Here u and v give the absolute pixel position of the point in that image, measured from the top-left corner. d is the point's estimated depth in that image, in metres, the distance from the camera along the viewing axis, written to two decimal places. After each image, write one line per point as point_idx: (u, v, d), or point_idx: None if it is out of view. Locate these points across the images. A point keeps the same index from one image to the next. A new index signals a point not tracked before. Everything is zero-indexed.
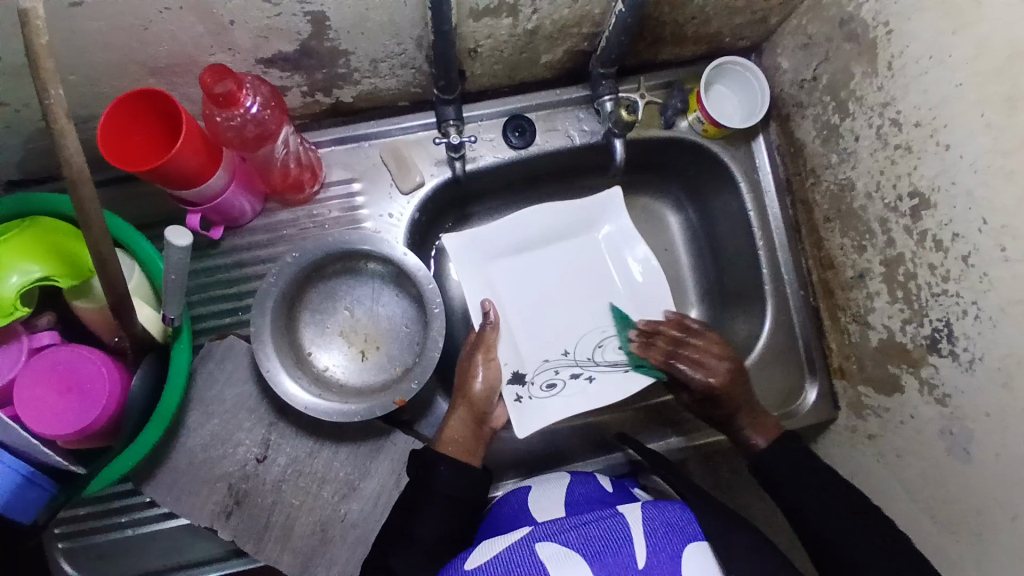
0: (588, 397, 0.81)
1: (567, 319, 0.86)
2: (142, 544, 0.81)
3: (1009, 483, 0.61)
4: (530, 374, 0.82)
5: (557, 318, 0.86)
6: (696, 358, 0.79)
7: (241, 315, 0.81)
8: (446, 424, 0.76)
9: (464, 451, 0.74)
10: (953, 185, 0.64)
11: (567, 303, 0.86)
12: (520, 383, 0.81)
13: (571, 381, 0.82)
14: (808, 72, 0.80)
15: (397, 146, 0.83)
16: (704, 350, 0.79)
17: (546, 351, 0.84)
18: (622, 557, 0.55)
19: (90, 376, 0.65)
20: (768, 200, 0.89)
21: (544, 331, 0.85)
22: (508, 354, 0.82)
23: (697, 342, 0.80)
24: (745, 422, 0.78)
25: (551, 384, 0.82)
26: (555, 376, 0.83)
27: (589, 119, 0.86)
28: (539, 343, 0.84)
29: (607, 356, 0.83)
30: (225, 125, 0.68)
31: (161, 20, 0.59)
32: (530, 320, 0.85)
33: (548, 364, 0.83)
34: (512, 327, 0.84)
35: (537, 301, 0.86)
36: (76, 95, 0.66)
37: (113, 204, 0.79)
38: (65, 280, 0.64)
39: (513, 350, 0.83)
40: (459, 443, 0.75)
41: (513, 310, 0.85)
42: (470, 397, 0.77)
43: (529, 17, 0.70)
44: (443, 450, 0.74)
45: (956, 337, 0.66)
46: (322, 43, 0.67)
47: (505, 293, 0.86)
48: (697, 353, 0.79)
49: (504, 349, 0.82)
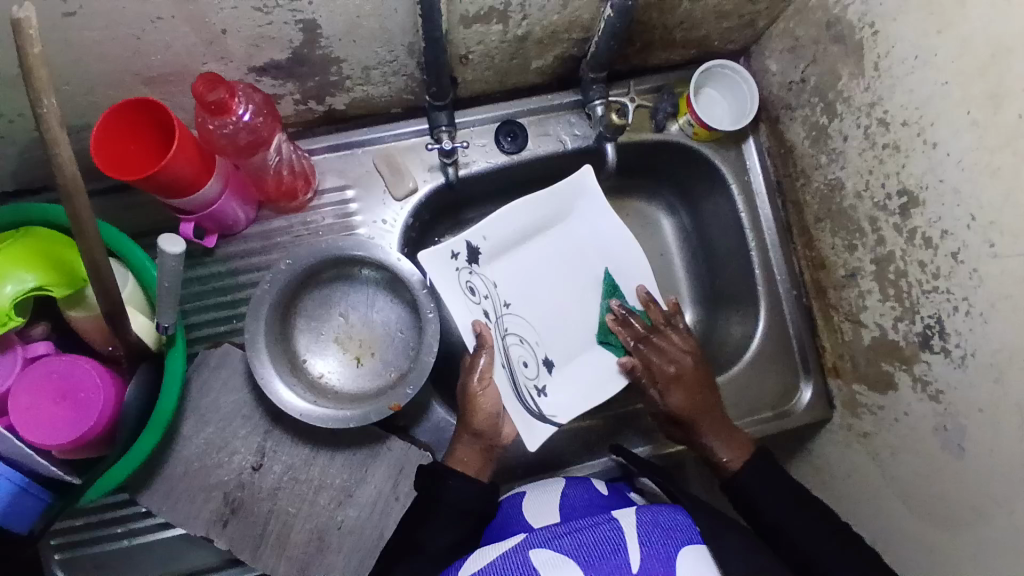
0: (464, 308, 0.79)
1: (537, 313, 0.83)
2: (139, 554, 0.80)
3: (1001, 479, 0.62)
4: (480, 270, 0.81)
5: (531, 308, 0.83)
6: (662, 347, 0.82)
7: (236, 323, 0.81)
8: (455, 441, 0.78)
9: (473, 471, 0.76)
10: (941, 182, 0.65)
11: (553, 319, 0.84)
12: (470, 249, 0.81)
13: (481, 311, 0.79)
14: (796, 74, 0.81)
15: (390, 153, 0.84)
16: (676, 346, 0.82)
17: (504, 284, 0.83)
18: (618, 561, 0.55)
19: (84, 384, 0.65)
20: (759, 202, 0.90)
21: (518, 278, 0.83)
22: (495, 239, 0.82)
23: (675, 335, 0.83)
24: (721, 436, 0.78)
25: (476, 286, 0.80)
26: (484, 292, 0.81)
27: (581, 123, 0.87)
28: (514, 270, 0.84)
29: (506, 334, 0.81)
30: (219, 132, 0.68)
31: (153, 30, 0.59)
32: (531, 271, 0.84)
33: (493, 289, 0.82)
34: (535, 238, 0.85)
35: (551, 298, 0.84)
36: (70, 105, 0.66)
37: (108, 214, 0.79)
38: (58, 289, 0.64)
39: (496, 246, 0.82)
40: (468, 462, 0.76)
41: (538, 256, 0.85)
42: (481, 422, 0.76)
43: (519, 23, 0.71)
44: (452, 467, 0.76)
45: (947, 334, 0.66)
46: (314, 52, 0.67)
47: (558, 235, 0.86)
48: (667, 347, 0.82)
49: (495, 232, 0.82)
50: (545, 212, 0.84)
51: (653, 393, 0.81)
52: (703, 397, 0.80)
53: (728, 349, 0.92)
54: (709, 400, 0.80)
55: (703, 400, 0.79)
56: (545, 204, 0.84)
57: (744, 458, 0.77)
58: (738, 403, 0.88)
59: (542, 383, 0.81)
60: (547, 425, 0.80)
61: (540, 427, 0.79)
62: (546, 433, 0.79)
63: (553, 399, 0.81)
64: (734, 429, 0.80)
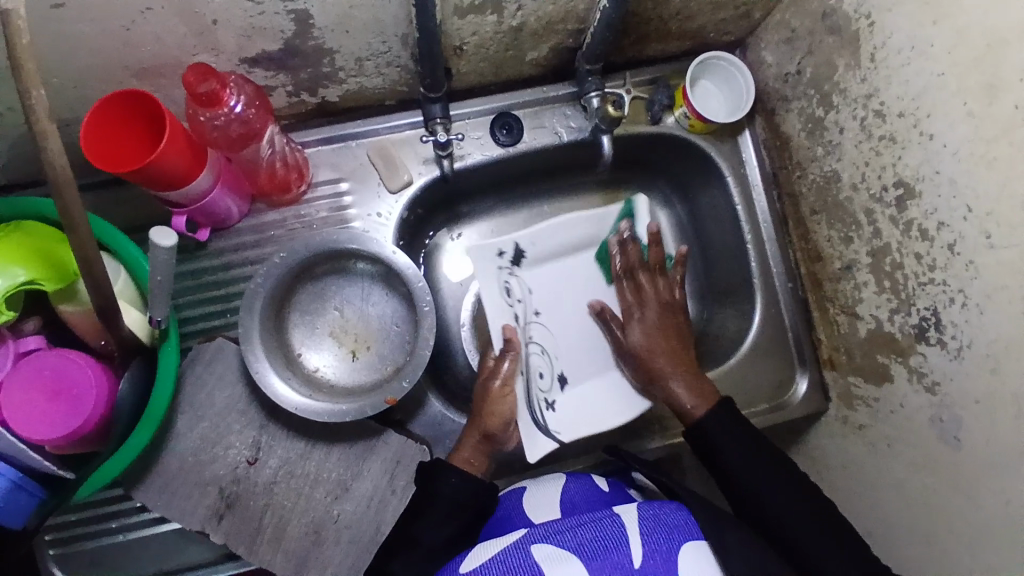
0: (499, 308, 0.84)
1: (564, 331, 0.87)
2: (134, 550, 0.80)
3: (997, 469, 0.62)
4: (519, 273, 0.87)
5: (560, 320, 0.87)
6: (641, 286, 0.86)
7: (229, 317, 0.81)
8: (459, 442, 0.78)
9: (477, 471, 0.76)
10: (937, 173, 0.64)
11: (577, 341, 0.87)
12: (516, 250, 0.86)
13: (510, 312, 0.85)
14: (792, 66, 0.80)
15: (384, 145, 0.83)
16: (653, 289, 0.86)
17: (537, 294, 0.87)
18: (619, 556, 0.55)
19: (76, 379, 0.64)
20: (755, 194, 0.89)
21: (553, 293, 0.88)
22: (541, 247, 0.88)
23: (658, 279, 0.87)
24: (686, 382, 0.78)
25: (512, 287, 0.86)
26: (518, 295, 0.86)
27: (577, 115, 0.86)
28: (551, 285, 0.88)
29: (535, 343, 0.85)
30: (210, 125, 0.68)
31: (143, 21, 0.58)
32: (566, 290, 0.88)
33: (527, 294, 0.87)
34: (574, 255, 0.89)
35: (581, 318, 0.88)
36: (59, 98, 0.65)
37: (99, 208, 0.78)
38: (49, 284, 0.64)
39: (539, 254, 0.88)
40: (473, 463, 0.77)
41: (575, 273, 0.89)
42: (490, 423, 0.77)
43: (514, 14, 0.70)
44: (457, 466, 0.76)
45: (944, 325, 0.66)
46: (307, 43, 0.67)
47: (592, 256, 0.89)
48: (644, 288, 0.86)
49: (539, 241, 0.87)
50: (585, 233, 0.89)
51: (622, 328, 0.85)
52: (667, 342, 0.82)
53: (724, 341, 0.92)
54: (675, 347, 0.82)
55: (667, 343, 0.82)
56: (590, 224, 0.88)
57: (703, 406, 0.76)
58: (734, 396, 0.88)
59: (553, 397, 0.84)
60: (549, 439, 0.81)
61: (542, 438, 0.81)
62: (548, 445, 0.81)
63: (559, 415, 0.84)
64: (699, 378, 0.79)
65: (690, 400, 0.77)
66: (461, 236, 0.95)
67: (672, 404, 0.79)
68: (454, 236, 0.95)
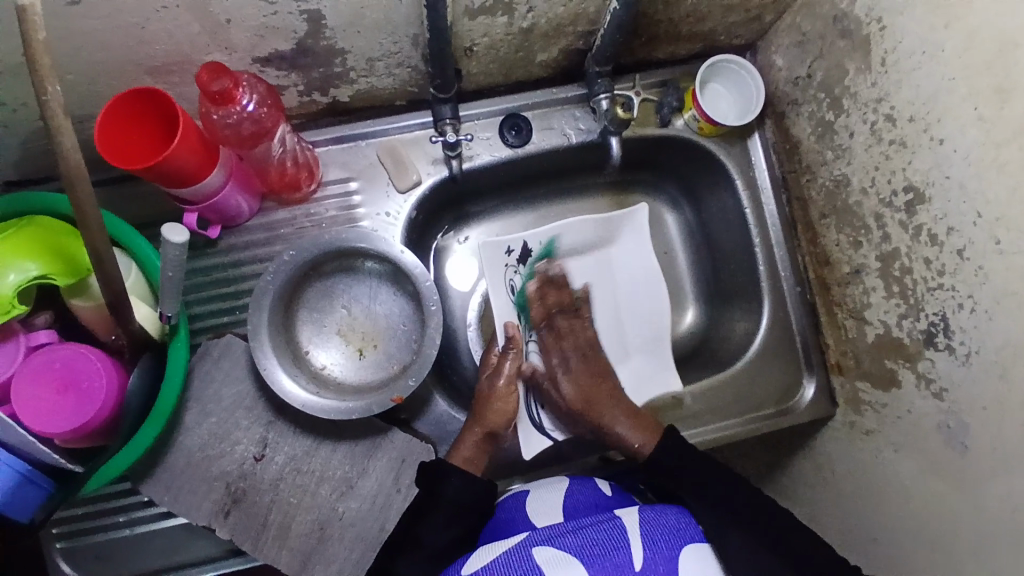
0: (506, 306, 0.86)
1: None
2: (141, 544, 0.81)
3: (1004, 477, 0.61)
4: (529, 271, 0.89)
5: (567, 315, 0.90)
6: (565, 328, 0.87)
7: (239, 314, 0.81)
8: (459, 440, 0.78)
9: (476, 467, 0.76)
10: (947, 178, 0.64)
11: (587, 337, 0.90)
12: (523, 249, 0.88)
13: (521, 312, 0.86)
14: (802, 70, 0.80)
15: (394, 145, 0.83)
16: (575, 329, 0.87)
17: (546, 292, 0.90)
18: (620, 557, 0.55)
19: (86, 373, 0.65)
20: (764, 198, 0.89)
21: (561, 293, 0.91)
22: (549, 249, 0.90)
23: (571, 319, 0.88)
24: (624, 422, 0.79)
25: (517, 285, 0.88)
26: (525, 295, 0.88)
27: (586, 117, 0.86)
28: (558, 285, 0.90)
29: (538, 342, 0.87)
30: (222, 122, 0.68)
31: (158, 19, 0.59)
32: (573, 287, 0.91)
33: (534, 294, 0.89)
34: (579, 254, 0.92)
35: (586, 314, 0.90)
36: (73, 94, 0.66)
37: (111, 204, 0.79)
38: (62, 278, 0.64)
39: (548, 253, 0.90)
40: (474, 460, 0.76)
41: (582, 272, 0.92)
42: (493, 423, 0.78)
43: (524, 15, 0.70)
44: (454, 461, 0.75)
45: (952, 331, 0.66)
46: (319, 42, 0.67)
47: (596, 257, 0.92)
48: (562, 334, 0.86)
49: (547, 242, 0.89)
50: (595, 237, 0.92)
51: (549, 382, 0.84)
52: (595, 387, 0.82)
53: (731, 345, 0.92)
54: (602, 390, 0.82)
55: (593, 388, 0.82)
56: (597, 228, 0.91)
57: (653, 441, 0.77)
58: (740, 400, 0.88)
59: (549, 394, 0.86)
60: (544, 437, 0.86)
61: (537, 437, 0.85)
62: (542, 444, 0.85)
63: (554, 414, 0.87)
64: (636, 412, 0.81)
65: (640, 442, 0.77)
66: (468, 239, 0.95)
67: (620, 446, 0.79)
68: (462, 238, 0.95)
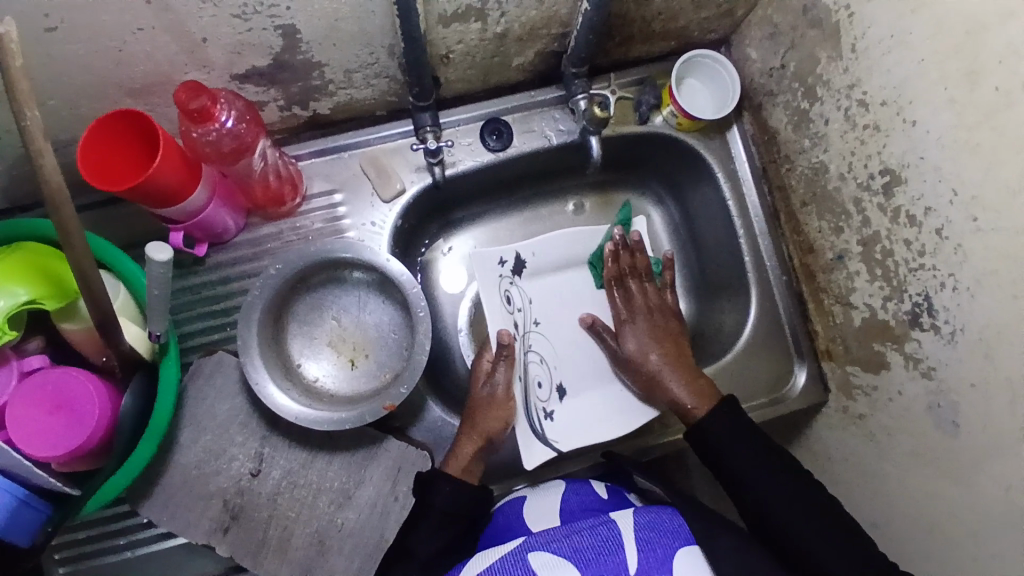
0: (499, 314, 0.88)
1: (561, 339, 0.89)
2: (141, 565, 0.81)
3: (996, 453, 0.62)
4: (521, 283, 0.90)
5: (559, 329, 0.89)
6: (634, 295, 0.87)
7: (229, 330, 0.81)
8: (457, 449, 0.78)
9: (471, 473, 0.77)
10: (922, 160, 0.65)
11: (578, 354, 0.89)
12: (517, 260, 0.90)
13: (512, 322, 0.88)
14: (776, 61, 0.81)
15: (376, 156, 0.84)
16: (645, 298, 0.87)
17: (537, 303, 0.90)
18: (614, 563, 0.56)
19: (78, 396, 0.65)
20: (746, 189, 0.90)
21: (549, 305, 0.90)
22: (541, 258, 0.91)
23: (647, 287, 0.88)
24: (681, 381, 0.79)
25: (512, 297, 0.89)
26: (518, 304, 0.89)
27: (565, 118, 0.87)
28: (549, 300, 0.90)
29: (531, 356, 0.87)
30: (202, 141, 0.69)
31: (134, 41, 0.60)
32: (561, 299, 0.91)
33: (527, 304, 0.90)
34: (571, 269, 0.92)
35: (569, 332, 0.89)
36: (53, 120, 0.67)
37: (97, 227, 0.80)
38: (51, 302, 0.65)
39: (540, 266, 0.91)
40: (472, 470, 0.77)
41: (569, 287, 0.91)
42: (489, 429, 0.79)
43: (498, 20, 0.71)
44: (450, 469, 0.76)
45: (936, 311, 0.67)
46: (295, 57, 0.68)
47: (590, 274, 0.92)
48: (635, 297, 0.87)
49: (540, 254, 0.91)
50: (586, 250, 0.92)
51: (619, 334, 0.86)
52: (662, 344, 0.83)
53: (722, 337, 0.93)
54: (675, 351, 0.83)
55: (667, 348, 0.83)
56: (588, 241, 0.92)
57: (708, 405, 0.77)
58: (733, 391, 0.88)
59: (552, 408, 0.86)
60: (547, 448, 0.84)
61: (539, 447, 0.83)
62: (544, 454, 0.83)
63: (557, 425, 0.86)
64: (699, 375, 0.80)
65: (692, 402, 0.77)
66: (453, 248, 0.96)
67: (671, 404, 0.80)
68: (447, 248, 0.96)
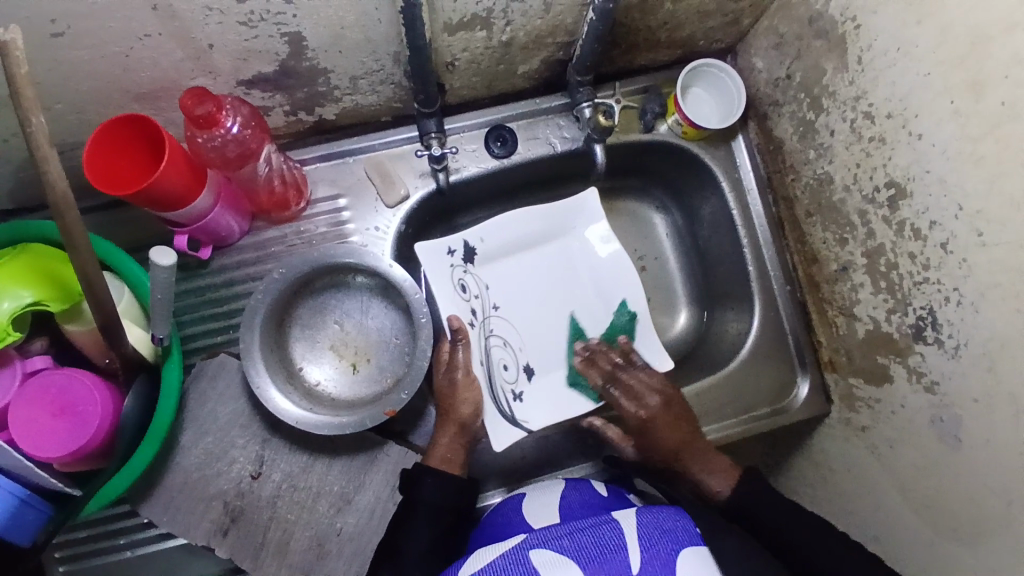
0: (454, 305, 0.85)
1: (523, 321, 0.88)
2: (141, 565, 0.81)
3: (998, 468, 0.61)
4: (474, 270, 0.87)
5: (519, 307, 0.88)
6: (630, 386, 0.82)
7: (232, 332, 0.82)
8: (436, 442, 0.78)
9: (454, 466, 0.76)
10: (927, 173, 0.65)
11: (541, 330, 0.88)
12: (466, 248, 0.86)
13: (470, 309, 0.85)
14: (781, 71, 0.81)
15: (380, 161, 0.84)
16: (642, 383, 0.82)
17: (494, 287, 0.88)
18: (618, 563, 0.56)
19: (81, 397, 0.66)
20: (751, 198, 0.90)
21: (506, 288, 0.88)
22: (491, 241, 0.88)
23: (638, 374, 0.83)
24: (705, 468, 0.77)
25: (467, 284, 0.86)
26: (474, 291, 0.87)
27: (570, 126, 0.87)
28: (506, 283, 0.88)
29: (491, 342, 0.85)
30: (207, 146, 0.69)
31: (141, 47, 0.60)
32: (521, 281, 0.89)
33: (484, 290, 0.87)
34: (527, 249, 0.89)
35: (525, 311, 0.88)
36: (61, 124, 0.67)
37: (103, 229, 0.80)
38: (54, 304, 0.65)
39: (491, 251, 0.88)
40: (451, 460, 0.76)
41: (528, 268, 0.89)
42: (463, 415, 0.78)
43: (503, 29, 0.71)
44: (433, 462, 0.76)
45: (939, 324, 0.66)
46: (301, 63, 0.68)
47: (551, 250, 0.90)
48: (632, 387, 0.82)
49: (493, 236, 0.88)
50: (543, 226, 0.89)
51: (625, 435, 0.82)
52: (676, 429, 0.79)
53: (724, 346, 0.92)
54: (682, 434, 0.78)
55: (673, 434, 0.78)
56: (547, 221, 0.89)
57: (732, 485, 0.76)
58: (735, 400, 0.87)
59: (520, 388, 0.85)
60: (518, 428, 0.83)
61: (512, 428, 0.82)
62: (517, 436, 0.82)
63: (528, 404, 0.85)
64: (710, 452, 0.78)
65: (721, 491, 0.76)
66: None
67: (700, 491, 0.78)
68: None
